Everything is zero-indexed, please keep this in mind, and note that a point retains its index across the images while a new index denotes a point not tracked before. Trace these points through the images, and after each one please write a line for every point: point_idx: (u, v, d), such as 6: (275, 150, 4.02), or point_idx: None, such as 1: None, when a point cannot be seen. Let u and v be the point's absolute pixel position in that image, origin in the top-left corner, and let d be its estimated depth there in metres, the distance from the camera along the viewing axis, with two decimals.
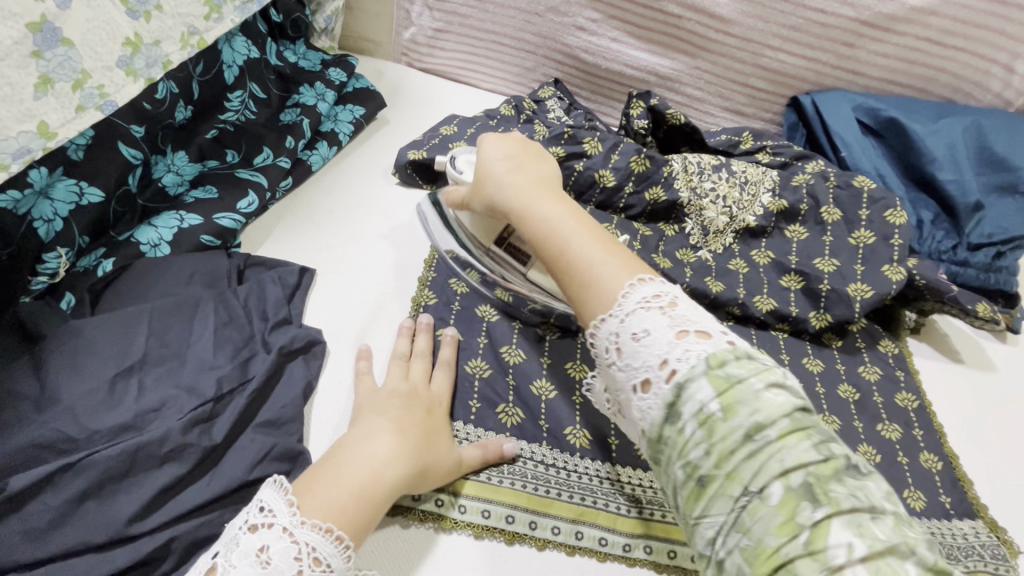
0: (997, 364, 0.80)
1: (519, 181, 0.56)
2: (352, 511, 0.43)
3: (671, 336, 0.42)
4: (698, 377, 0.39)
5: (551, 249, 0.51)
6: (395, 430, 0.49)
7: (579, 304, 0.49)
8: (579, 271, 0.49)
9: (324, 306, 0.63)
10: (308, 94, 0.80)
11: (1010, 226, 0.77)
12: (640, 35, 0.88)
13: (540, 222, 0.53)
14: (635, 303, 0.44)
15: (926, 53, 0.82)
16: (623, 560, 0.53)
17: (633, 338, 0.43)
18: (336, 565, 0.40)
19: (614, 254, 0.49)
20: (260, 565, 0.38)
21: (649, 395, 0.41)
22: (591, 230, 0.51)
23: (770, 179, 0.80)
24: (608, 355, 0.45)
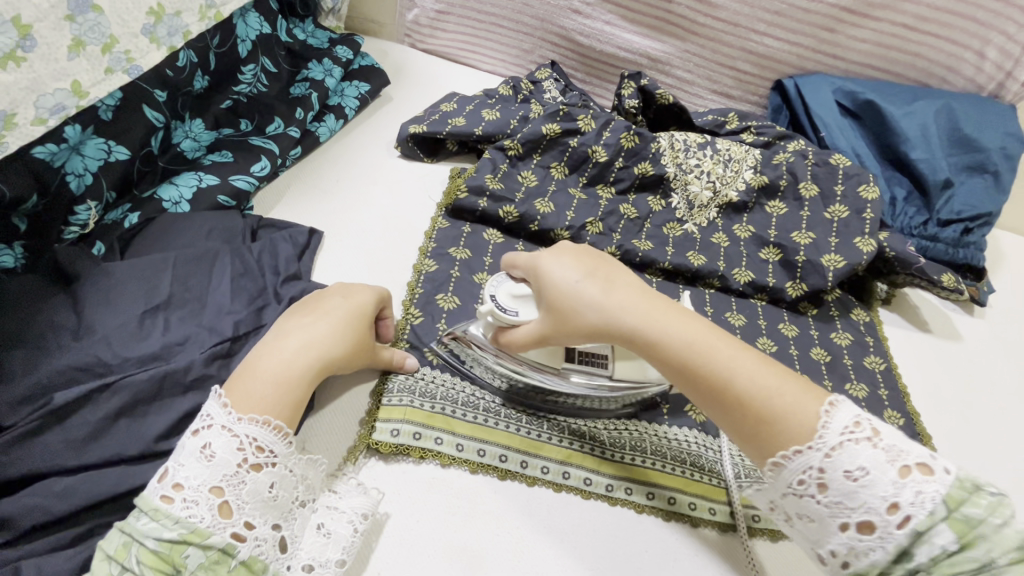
0: (964, 335, 0.85)
1: (631, 308, 0.52)
2: (273, 397, 0.47)
3: (894, 477, 0.41)
4: (937, 524, 0.40)
5: (716, 386, 0.48)
6: (305, 328, 0.52)
7: (762, 441, 0.47)
8: (754, 406, 0.47)
9: (331, 266, 0.68)
10: (316, 70, 0.84)
11: (978, 203, 0.82)
12: (632, 18, 0.92)
13: (683, 356, 0.49)
14: (838, 434, 0.43)
15: (903, 38, 0.86)
16: (605, 499, 0.58)
17: (845, 476, 0.42)
18: (278, 450, 0.45)
19: (785, 375, 0.48)
20: (205, 459, 0.43)
21: (870, 536, 0.42)
22: (740, 350, 0.49)
23: (752, 157, 0.85)
24: (804, 487, 0.45)
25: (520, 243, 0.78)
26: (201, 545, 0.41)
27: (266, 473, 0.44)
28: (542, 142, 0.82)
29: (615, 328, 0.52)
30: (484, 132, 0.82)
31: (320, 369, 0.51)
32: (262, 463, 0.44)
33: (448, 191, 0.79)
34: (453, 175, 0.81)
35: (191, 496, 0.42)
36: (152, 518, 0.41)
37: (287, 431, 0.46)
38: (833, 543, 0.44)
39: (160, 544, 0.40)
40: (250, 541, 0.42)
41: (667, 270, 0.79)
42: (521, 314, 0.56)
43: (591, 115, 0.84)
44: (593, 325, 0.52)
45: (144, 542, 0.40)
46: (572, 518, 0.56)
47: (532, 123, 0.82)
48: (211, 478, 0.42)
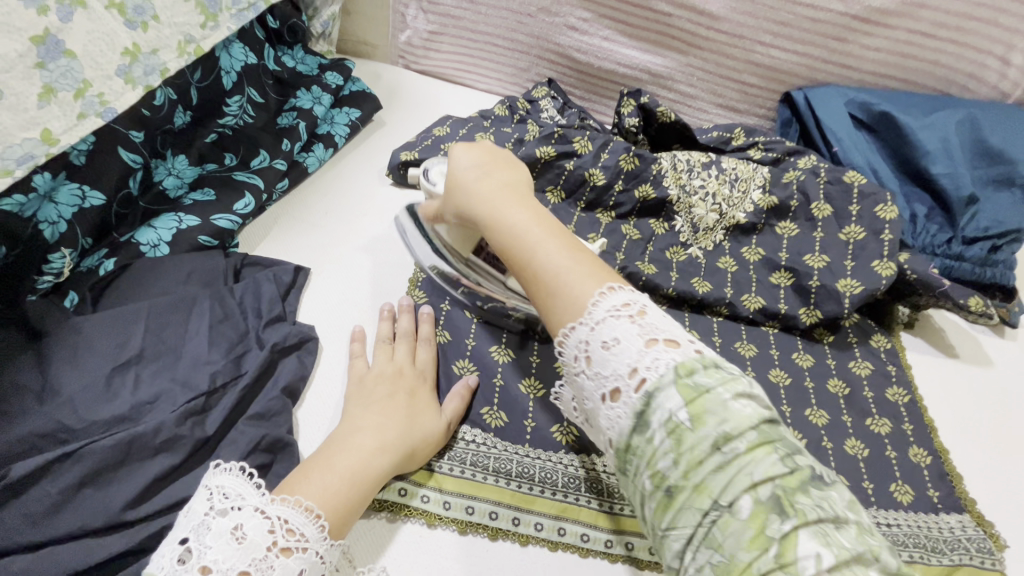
0: (993, 359, 0.80)
1: (488, 190, 0.56)
2: (343, 496, 0.47)
3: (641, 345, 0.44)
4: (664, 385, 0.41)
5: (519, 259, 0.52)
6: (379, 423, 0.53)
7: (546, 313, 0.50)
8: (544, 280, 0.50)
9: (317, 303, 0.66)
10: (305, 98, 0.83)
11: (1006, 219, 0.77)
12: (631, 33, 0.88)
13: (505, 231, 0.53)
14: (605, 311, 0.46)
15: (919, 46, 0.81)
16: (604, 556, 0.54)
17: (603, 347, 0.45)
18: (308, 533, 0.44)
19: (585, 262, 0.50)
20: (236, 541, 0.41)
21: (619, 402, 0.43)
22: (557, 237, 0.52)
23: (761, 176, 0.80)
24: (577, 362, 0.47)
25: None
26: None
27: (295, 558, 0.42)
28: (537, 165, 0.79)
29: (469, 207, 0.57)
30: None
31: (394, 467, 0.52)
32: (292, 546, 0.42)
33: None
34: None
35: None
36: None
37: (320, 513, 0.45)
38: (603, 425, 0.45)
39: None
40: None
41: (671, 297, 0.75)
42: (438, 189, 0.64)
43: (587, 136, 0.80)
44: (458, 201, 0.58)
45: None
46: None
47: (525, 147, 0.79)
48: (241, 561, 0.40)
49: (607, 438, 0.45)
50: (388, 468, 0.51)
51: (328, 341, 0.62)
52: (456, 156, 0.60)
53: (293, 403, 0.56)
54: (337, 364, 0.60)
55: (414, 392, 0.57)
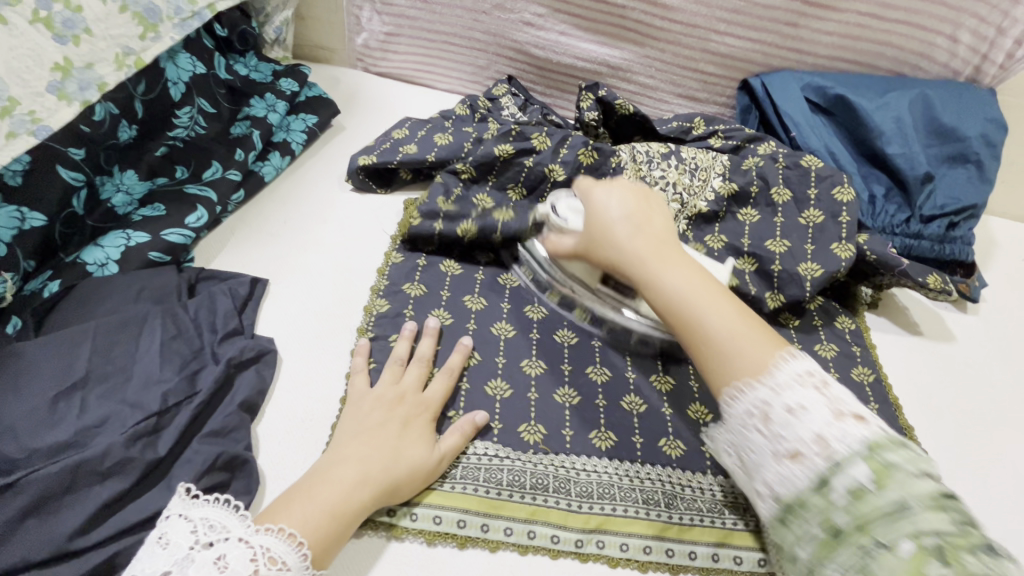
0: (956, 334, 0.81)
1: (645, 243, 0.59)
2: (324, 528, 0.47)
3: (828, 416, 0.46)
4: (856, 459, 0.44)
5: (684, 317, 0.54)
6: (363, 454, 0.52)
7: (716, 371, 0.52)
8: (717, 343, 0.52)
9: (276, 315, 0.66)
10: (258, 106, 0.82)
11: (962, 196, 0.79)
12: (587, 27, 0.88)
13: (668, 288, 0.56)
14: (788, 376, 0.49)
15: (869, 28, 0.82)
16: (576, 556, 0.54)
17: (786, 410, 0.47)
18: (291, 561, 0.44)
19: (755, 330, 0.52)
20: (219, 569, 0.42)
21: (798, 464, 0.46)
22: (726, 301, 0.55)
23: (720, 164, 0.81)
24: (750, 420, 0.49)
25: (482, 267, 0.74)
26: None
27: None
28: (496, 165, 0.78)
29: (625, 259, 0.59)
30: (437, 158, 0.79)
31: (377, 499, 0.51)
32: None
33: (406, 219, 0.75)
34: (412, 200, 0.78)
35: None
36: None
37: (304, 542, 0.45)
38: (768, 478, 0.48)
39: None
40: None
41: None
42: (570, 224, 0.65)
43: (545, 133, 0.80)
44: (611, 251, 0.60)
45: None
46: None
47: (484, 146, 0.78)
48: None
49: (770, 488, 0.48)
50: (372, 499, 0.50)
51: (288, 356, 0.62)
52: (603, 204, 0.62)
53: (251, 417, 0.56)
54: (296, 377, 0.61)
55: (407, 428, 0.55)
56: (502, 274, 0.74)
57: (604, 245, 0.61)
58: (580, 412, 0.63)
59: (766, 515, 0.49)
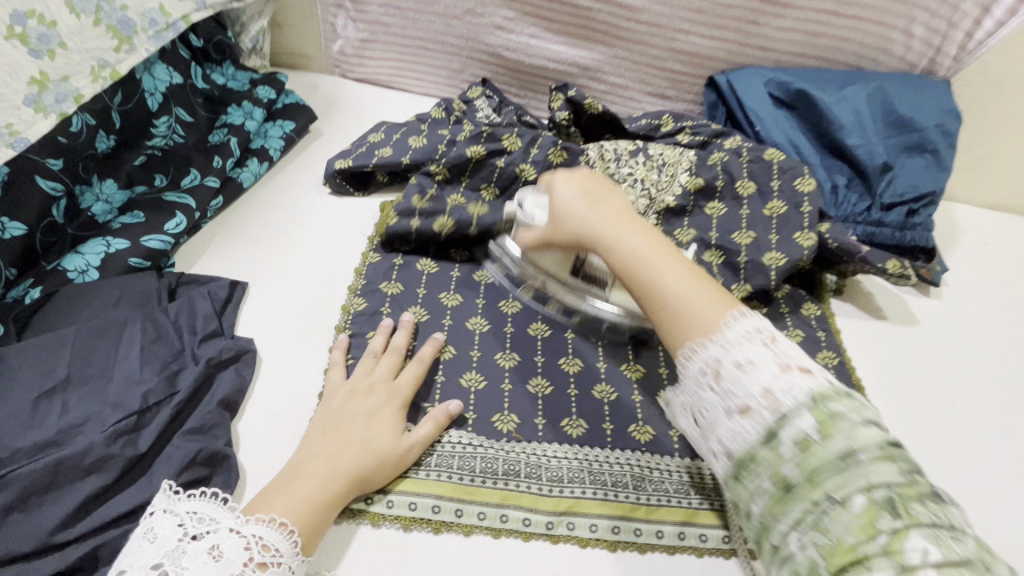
0: (919, 318, 0.84)
1: (601, 211, 0.59)
2: (306, 517, 0.49)
3: (776, 369, 0.47)
4: (802, 411, 0.45)
5: (641, 280, 0.55)
6: (335, 449, 0.54)
7: (672, 332, 0.52)
8: (671, 303, 0.53)
9: (256, 316, 0.67)
10: (236, 114, 0.84)
11: (920, 183, 0.82)
12: (556, 29, 0.91)
13: (624, 253, 0.56)
14: (738, 334, 0.49)
15: (827, 25, 0.84)
16: (547, 538, 0.56)
17: (735, 366, 0.48)
18: (283, 549, 0.47)
19: (710, 287, 0.53)
20: (213, 558, 0.44)
21: (748, 419, 0.47)
22: (681, 262, 0.55)
23: (686, 159, 0.83)
24: (704, 378, 0.50)
25: (458, 263, 0.76)
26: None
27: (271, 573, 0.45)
28: (469, 166, 0.80)
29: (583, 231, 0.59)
30: (412, 160, 0.81)
31: (352, 489, 0.53)
32: (268, 561, 0.45)
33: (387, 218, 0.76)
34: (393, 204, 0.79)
35: None
36: None
37: (293, 529, 0.48)
38: (722, 435, 0.49)
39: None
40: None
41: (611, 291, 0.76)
42: (536, 218, 0.67)
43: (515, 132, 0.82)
44: (569, 225, 0.61)
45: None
46: (509, 564, 0.54)
47: (456, 147, 0.80)
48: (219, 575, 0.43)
49: (724, 446, 0.49)
50: (347, 489, 0.53)
51: (266, 355, 0.63)
52: (555, 183, 0.63)
53: (231, 415, 0.58)
54: (275, 375, 0.62)
55: (376, 419, 0.57)
56: (478, 271, 0.76)
57: (561, 221, 0.62)
58: (553, 400, 0.65)
59: (720, 471, 0.50)
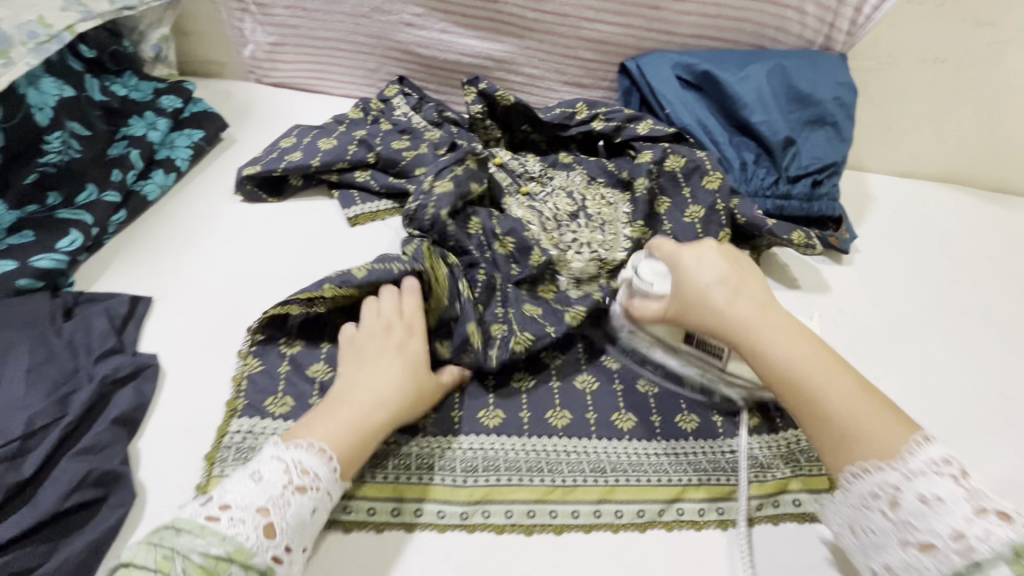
0: (831, 284, 0.87)
1: (748, 309, 0.59)
2: (344, 442, 0.55)
3: (969, 512, 0.45)
4: (1000, 562, 0.43)
5: (801, 392, 0.54)
6: (376, 379, 0.60)
7: (838, 454, 0.52)
8: (837, 421, 0.52)
9: (161, 331, 0.66)
10: (138, 125, 0.81)
11: (823, 155, 0.86)
12: (466, 23, 0.91)
13: (777, 356, 0.56)
14: (922, 462, 0.48)
15: (724, 7, 0.87)
16: (462, 527, 0.58)
17: (920, 500, 0.47)
18: (321, 472, 0.53)
19: (880, 407, 0.52)
20: (255, 480, 0.51)
21: (929, 556, 0.46)
22: (843, 374, 0.54)
23: (622, 214, 0.82)
24: (876, 501, 0.49)
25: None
26: (242, 565, 0.46)
27: (309, 497, 0.51)
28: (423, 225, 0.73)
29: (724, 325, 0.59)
30: (321, 163, 0.81)
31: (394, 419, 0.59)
32: (304, 483, 0.51)
33: (440, 282, 0.67)
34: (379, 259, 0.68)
35: (238, 514, 0.48)
36: (197, 535, 0.47)
37: (332, 456, 0.54)
38: (892, 563, 0.48)
39: (206, 558, 0.46)
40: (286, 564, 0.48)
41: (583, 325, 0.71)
42: (656, 288, 0.65)
43: (458, 169, 0.76)
44: (708, 317, 0.60)
45: (192, 558, 0.46)
46: (423, 556, 0.56)
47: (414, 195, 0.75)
48: (258, 498, 0.49)
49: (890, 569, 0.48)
50: (388, 418, 0.58)
51: (171, 368, 0.63)
52: (693, 269, 0.62)
53: (130, 433, 0.57)
54: (180, 387, 0.61)
55: (403, 350, 0.63)
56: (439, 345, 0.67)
57: (696, 311, 0.61)
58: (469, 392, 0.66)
59: None
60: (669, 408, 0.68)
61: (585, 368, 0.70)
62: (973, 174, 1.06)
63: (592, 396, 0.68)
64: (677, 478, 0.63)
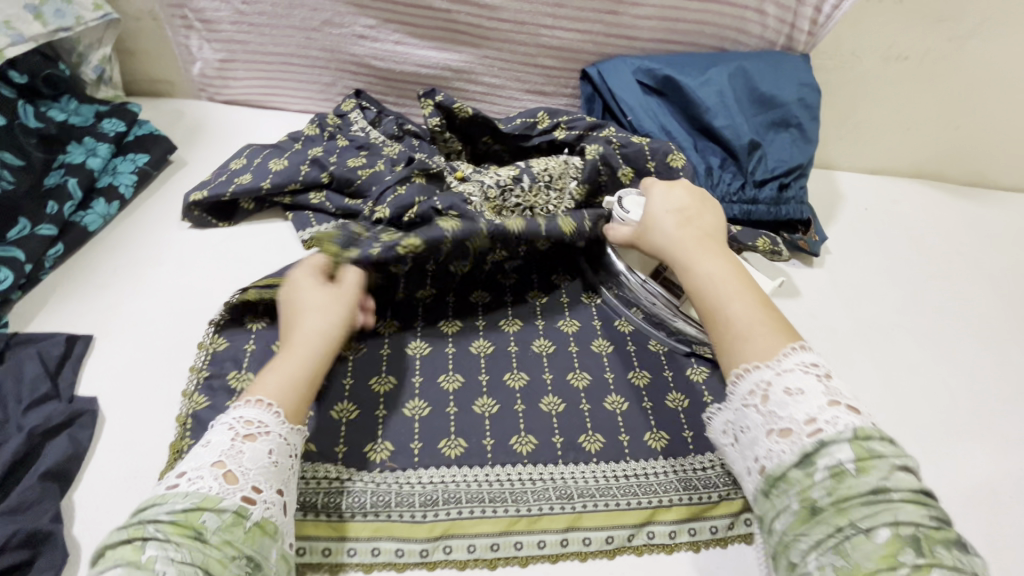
0: (802, 290, 0.86)
1: (689, 235, 0.62)
2: (286, 386, 0.53)
3: (823, 402, 0.47)
4: (843, 443, 0.44)
5: (709, 303, 0.56)
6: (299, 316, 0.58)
7: (727, 354, 0.53)
8: (731, 326, 0.53)
9: (100, 371, 0.63)
10: (76, 152, 0.78)
11: (789, 158, 0.84)
12: (421, 34, 0.88)
13: (702, 277, 0.58)
14: (794, 364, 0.49)
15: (683, 10, 0.85)
16: (422, 565, 0.55)
17: (785, 391, 0.48)
18: (266, 419, 0.50)
19: (773, 322, 0.53)
20: (204, 445, 0.48)
21: (786, 440, 0.47)
22: (749, 292, 0.56)
23: (572, 168, 0.80)
24: (752, 398, 0.50)
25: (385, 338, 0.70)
26: (215, 510, 0.44)
27: (262, 441, 0.49)
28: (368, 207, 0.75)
29: (666, 243, 0.63)
30: (272, 185, 0.77)
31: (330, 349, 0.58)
32: (252, 431, 0.49)
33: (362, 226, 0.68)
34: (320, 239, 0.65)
35: (194, 475, 0.46)
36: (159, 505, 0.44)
37: (272, 402, 0.51)
38: (759, 452, 0.49)
39: (173, 514, 0.43)
40: (260, 502, 0.46)
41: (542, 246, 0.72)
42: (632, 215, 0.69)
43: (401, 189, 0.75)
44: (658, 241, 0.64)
45: (161, 518, 0.43)
46: None
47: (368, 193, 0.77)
48: (209, 456, 0.47)
49: (757, 460, 0.49)
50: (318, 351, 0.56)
51: (110, 413, 0.59)
52: (655, 200, 0.66)
53: (63, 486, 0.54)
54: (119, 433, 0.58)
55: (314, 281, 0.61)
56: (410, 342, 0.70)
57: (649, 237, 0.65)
58: (431, 422, 0.63)
59: (752, 490, 0.49)
60: (637, 426, 0.66)
61: (550, 388, 0.67)
62: (940, 167, 1.05)
63: (558, 418, 0.65)
64: (647, 500, 0.61)
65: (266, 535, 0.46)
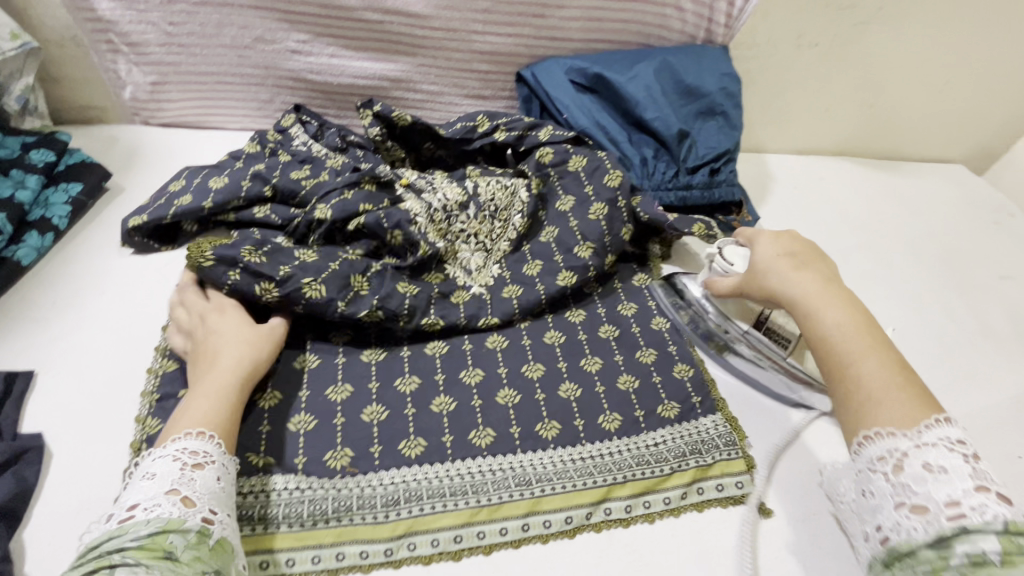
0: None
1: (812, 283, 0.61)
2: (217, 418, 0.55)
3: (970, 487, 0.45)
4: (989, 532, 0.42)
5: (834, 360, 0.56)
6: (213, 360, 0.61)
7: (857, 415, 0.52)
8: (863, 388, 0.53)
9: (45, 407, 0.61)
10: (3, 185, 0.75)
11: (718, 144, 0.89)
12: (354, 46, 0.89)
13: (826, 330, 0.57)
14: (935, 438, 0.48)
15: (607, 10, 0.89)
16: (388, 564, 0.57)
17: (924, 467, 0.47)
18: (210, 449, 0.53)
19: (908, 386, 0.52)
20: (149, 478, 0.49)
21: (921, 519, 0.45)
22: (883, 351, 0.55)
23: (519, 201, 0.83)
24: (882, 464, 0.49)
25: (340, 348, 0.71)
26: (179, 531, 0.46)
27: (209, 468, 0.52)
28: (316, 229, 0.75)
29: (785, 290, 0.62)
30: (215, 203, 0.76)
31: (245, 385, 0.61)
32: (201, 461, 0.51)
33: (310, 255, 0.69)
34: (267, 285, 0.65)
35: (150, 505, 0.47)
36: (118, 536, 0.45)
37: (213, 433, 0.54)
38: (882, 522, 0.48)
39: (140, 540, 0.45)
40: (218, 522, 0.48)
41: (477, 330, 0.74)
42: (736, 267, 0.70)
43: (348, 193, 0.77)
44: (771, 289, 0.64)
45: (126, 545, 0.44)
46: None
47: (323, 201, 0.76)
48: (162, 486, 0.48)
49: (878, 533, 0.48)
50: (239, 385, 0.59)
51: (57, 448, 0.58)
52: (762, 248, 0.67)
53: (11, 526, 0.53)
54: (68, 467, 0.57)
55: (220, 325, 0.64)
56: (365, 350, 0.71)
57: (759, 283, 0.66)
58: (390, 424, 0.65)
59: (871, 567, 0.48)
60: (591, 410, 0.69)
61: (506, 382, 0.70)
62: (860, 144, 1.13)
63: (514, 410, 0.68)
64: (603, 479, 0.63)
65: (227, 552, 0.48)
